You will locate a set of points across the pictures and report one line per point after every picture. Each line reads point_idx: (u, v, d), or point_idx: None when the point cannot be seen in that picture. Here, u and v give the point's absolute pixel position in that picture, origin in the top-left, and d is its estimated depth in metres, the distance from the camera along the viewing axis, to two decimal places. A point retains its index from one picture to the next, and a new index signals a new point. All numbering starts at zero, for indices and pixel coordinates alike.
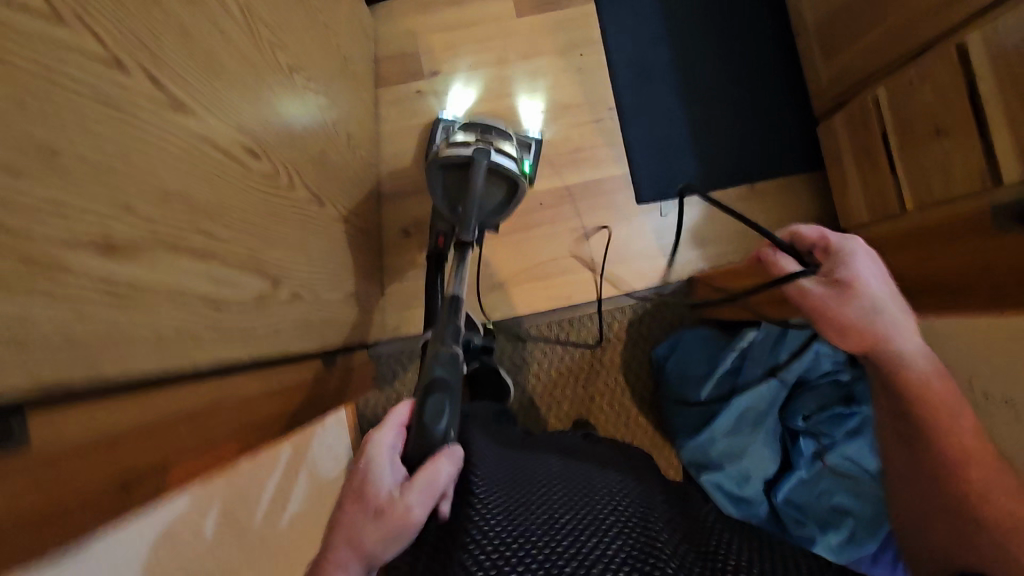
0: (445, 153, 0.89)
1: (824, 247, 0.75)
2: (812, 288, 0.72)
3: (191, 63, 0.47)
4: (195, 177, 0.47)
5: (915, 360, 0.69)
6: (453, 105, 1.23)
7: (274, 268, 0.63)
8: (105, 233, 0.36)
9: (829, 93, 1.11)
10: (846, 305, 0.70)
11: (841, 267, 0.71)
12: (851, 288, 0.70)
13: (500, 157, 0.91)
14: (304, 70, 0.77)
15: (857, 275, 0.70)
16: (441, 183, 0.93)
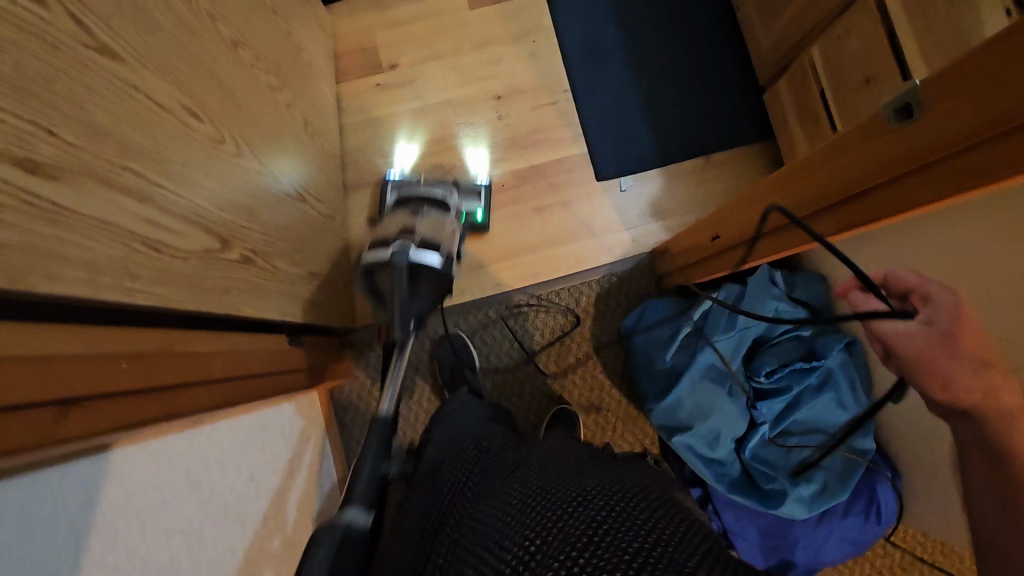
0: (366, 259, 0.90)
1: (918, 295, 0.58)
2: (906, 330, 0.56)
3: (120, 12, 0.50)
4: (127, 120, 0.49)
5: (1022, 438, 0.50)
6: (401, 159, 1.25)
7: (221, 224, 0.64)
8: (31, 150, 0.38)
9: (770, 60, 1.16)
10: (948, 361, 0.52)
11: (944, 319, 0.54)
12: (960, 342, 0.52)
13: (422, 255, 0.89)
14: (251, 49, 0.79)
15: (964, 332, 0.52)
16: (367, 285, 0.93)
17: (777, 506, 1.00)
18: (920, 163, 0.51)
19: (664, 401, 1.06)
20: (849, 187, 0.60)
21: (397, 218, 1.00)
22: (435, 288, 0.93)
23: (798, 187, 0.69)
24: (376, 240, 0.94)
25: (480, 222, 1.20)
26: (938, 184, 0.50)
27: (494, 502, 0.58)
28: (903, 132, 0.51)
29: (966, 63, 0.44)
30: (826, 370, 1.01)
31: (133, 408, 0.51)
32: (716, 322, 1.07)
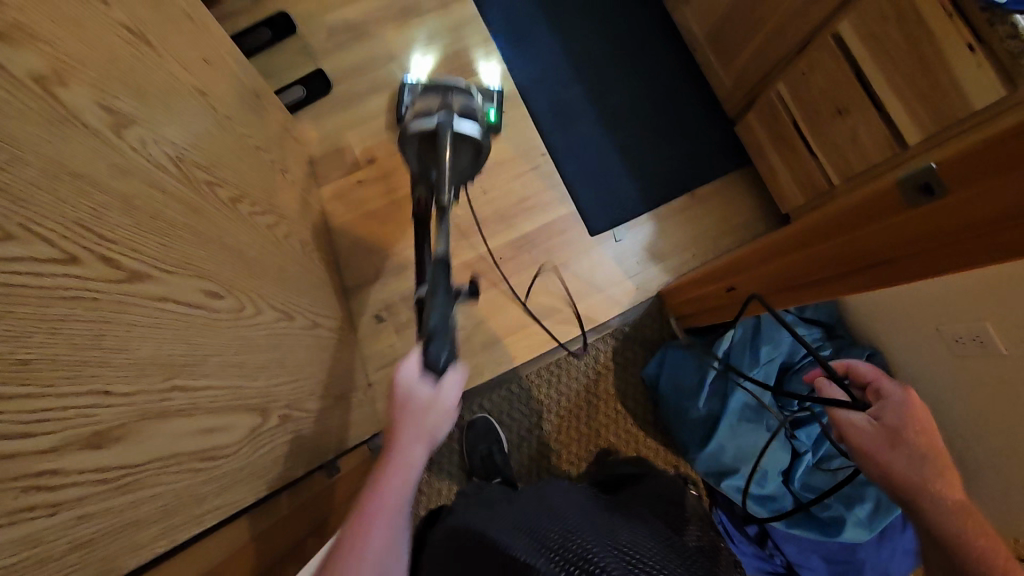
0: (412, 127, 0.91)
1: (876, 387, 0.81)
2: (858, 422, 0.78)
3: (138, 230, 0.48)
4: (165, 337, 0.48)
5: (955, 512, 0.70)
6: (416, 69, 1.29)
7: (258, 396, 0.63)
8: (96, 423, 0.37)
9: (735, 95, 1.20)
10: (892, 451, 0.74)
11: (888, 414, 0.77)
12: (899, 434, 0.75)
13: (462, 124, 0.91)
14: (247, 197, 0.78)
15: (906, 425, 0.75)
16: (414, 155, 0.94)
17: (840, 534, 0.99)
18: (933, 239, 0.54)
19: (706, 447, 1.06)
20: (867, 253, 0.62)
21: (429, 99, 1.00)
22: (474, 157, 0.95)
23: (808, 246, 0.72)
24: (417, 115, 0.96)
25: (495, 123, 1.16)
26: (951, 258, 0.54)
27: (513, 525, 0.66)
28: (907, 211, 0.55)
29: (969, 157, 0.47)
30: None
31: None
32: (740, 360, 1.08)
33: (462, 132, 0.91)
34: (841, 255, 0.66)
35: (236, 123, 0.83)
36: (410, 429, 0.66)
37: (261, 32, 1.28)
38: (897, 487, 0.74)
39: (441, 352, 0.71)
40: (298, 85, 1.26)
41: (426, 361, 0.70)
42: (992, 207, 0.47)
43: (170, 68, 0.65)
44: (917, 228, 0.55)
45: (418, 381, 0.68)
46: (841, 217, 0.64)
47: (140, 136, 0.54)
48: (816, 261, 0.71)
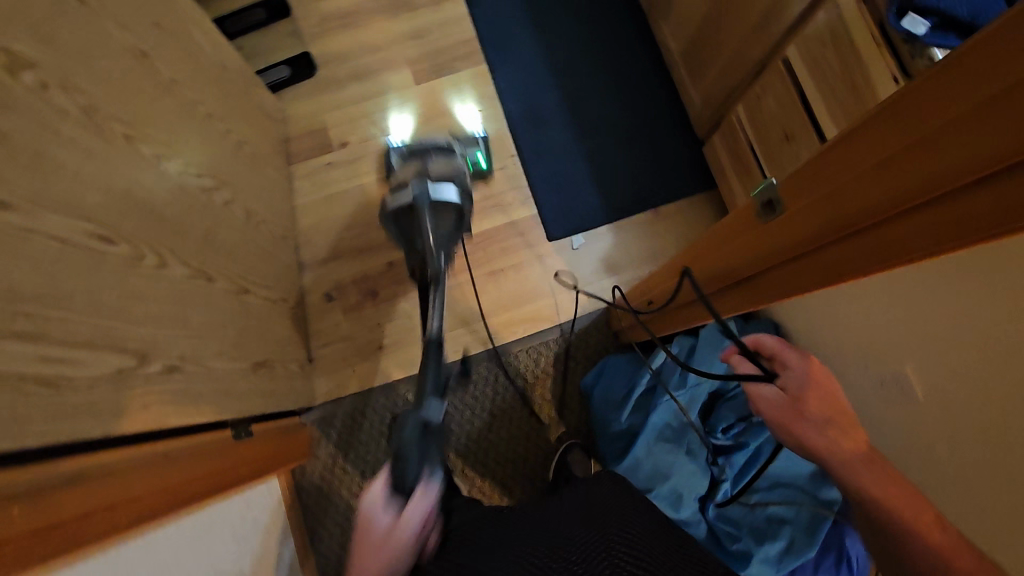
0: (391, 206, 0.95)
1: (778, 356, 0.67)
2: (770, 398, 0.67)
3: (13, 162, 0.52)
4: (21, 263, 0.51)
5: (867, 466, 0.64)
6: (397, 131, 1.31)
7: (137, 341, 0.65)
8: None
9: (703, 115, 1.19)
10: (802, 423, 0.65)
11: (794, 384, 0.65)
12: (806, 406, 0.64)
13: (441, 191, 0.95)
14: (180, 158, 0.82)
15: (811, 393, 0.64)
16: (399, 228, 0.98)
17: (745, 568, 0.96)
18: (853, 228, 0.44)
19: (624, 460, 1.04)
20: (797, 247, 0.52)
21: (410, 166, 1.05)
22: (457, 223, 0.97)
23: (735, 250, 0.64)
24: (397, 185, 1.00)
25: (484, 169, 1.26)
26: (854, 259, 0.46)
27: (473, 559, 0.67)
28: (802, 204, 0.48)
29: (879, 117, 0.37)
30: None
31: (48, 547, 0.50)
32: (670, 379, 1.06)
33: (439, 199, 0.95)
34: (770, 254, 0.57)
35: (184, 88, 0.87)
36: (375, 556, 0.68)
37: (257, 13, 1.34)
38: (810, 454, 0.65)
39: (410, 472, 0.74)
40: (283, 65, 1.31)
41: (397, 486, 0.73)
42: (918, 183, 0.36)
43: (105, 27, 0.70)
44: (838, 212, 0.44)
45: (380, 510, 0.71)
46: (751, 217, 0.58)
47: (42, 81, 0.58)
48: (747, 261, 0.63)
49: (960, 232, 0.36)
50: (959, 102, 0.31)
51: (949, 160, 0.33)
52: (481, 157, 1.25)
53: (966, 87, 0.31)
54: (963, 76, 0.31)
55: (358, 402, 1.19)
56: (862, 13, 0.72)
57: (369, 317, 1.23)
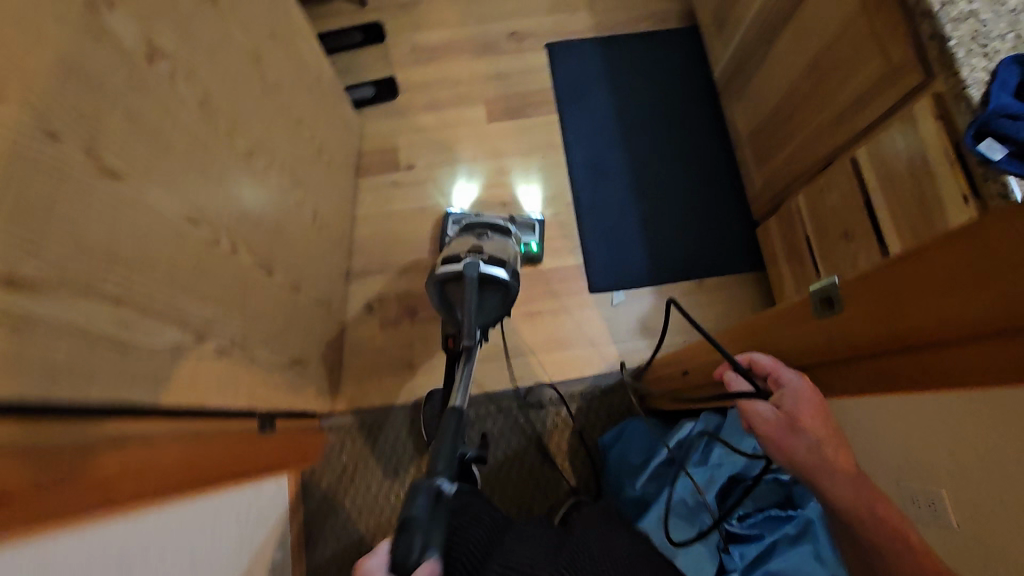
0: (440, 271, 0.95)
1: (774, 376, 0.64)
2: (764, 412, 0.62)
3: (134, 139, 0.57)
4: (122, 230, 0.55)
5: (858, 494, 0.56)
6: (459, 199, 1.35)
7: (201, 320, 0.69)
8: (28, 270, 0.45)
9: (762, 198, 1.21)
10: (794, 437, 0.59)
11: (785, 400, 0.61)
12: (799, 422, 0.59)
13: (491, 269, 0.94)
14: (268, 157, 0.88)
15: (804, 411, 0.59)
16: (441, 294, 0.97)
17: None
18: (884, 347, 0.47)
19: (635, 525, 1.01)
20: (827, 352, 0.55)
21: (465, 241, 1.05)
22: (502, 301, 0.96)
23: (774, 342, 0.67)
24: (447, 257, 1.01)
25: (535, 254, 1.28)
26: (885, 374, 0.49)
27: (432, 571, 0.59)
28: (843, 316, 0.50)
29: (922, 252, 0.41)
30: (801, 521, 0.94)
31: (80, 502, 0.52)
32: (690, 454, 1.05)
33: (489, 275, 0.94)
34: (804, 351, 0.60)
35: (283, 92, 0.94)
36: None
37: (355, 36, 1.44)
38: (802, 471, 0.60)
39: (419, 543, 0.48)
40: (369, 85, 1.40)
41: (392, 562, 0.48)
42: (955, 319, 0.39)
43: (233, 32, 0.77)
44: (870, 329, 0.47)
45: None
46: (791, 315, 0.61)
47: (173, 72, 0.64)
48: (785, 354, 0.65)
49: (987, 370, 0.39)
50: (1003, 258, 0.34)
51: (988, 304, 0.36)
52: (534, 244, 1.27)
53: (1007, 246, 0.34)
54: (1006, 236, 0.34)
55: (379, 416, 1.21)
56: (940, 130, 0.73)
57: (404, 334, 1.26)
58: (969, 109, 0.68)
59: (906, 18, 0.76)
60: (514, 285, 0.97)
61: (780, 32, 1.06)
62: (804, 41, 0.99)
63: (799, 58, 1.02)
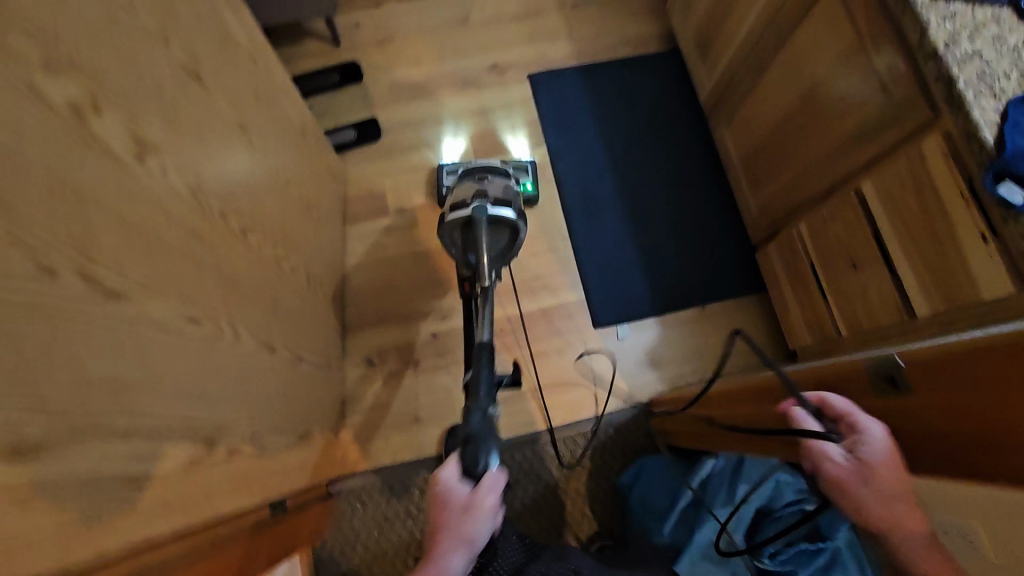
0: (449, 218, 0.98)
1: (849, 422, 0.57)
2: (833, 458, 0.56)
3: (130, 250, 0.52)
4: (124, 356, 0.50)
5: (929, 552, 0.55)
6: (448, 153, 1.37)
7: (208, 425, 0.64)
8: (29, 434, 0.40)
9: (758, 223, 1.21)
10: (869, 493, 0.54)
11: (864, 451, 0.55)
12: (877, 478, 0.54)
13: (498, 211, 0.97)
14: (260, 229, 0.83)
15: (886, 467, 0.54)
16: (454, 239, 1.01)
17: None
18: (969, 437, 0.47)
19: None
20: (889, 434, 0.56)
21: (467, 184, 1.08)
22: (511, 240, 1.00)
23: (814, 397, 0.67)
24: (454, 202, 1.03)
25: (530, 194, 1.30)
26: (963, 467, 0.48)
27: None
28: (910, 397, 0.53)
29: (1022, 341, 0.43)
30: (831, 552, 0.95)
31: None
32: (715, 493, 1.03)
33: (497, 217, 0.97)
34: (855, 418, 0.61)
35: (270, 157, 0.89)
36: (455, 536, 0.65)
37: (331, 76, 1.40)
38: (871, 525, 0.56)
39: (484, 455, 0.73)
40: (350, 128, 1.35)
41: (466, 463, 0.72)
42: None
43: (219, 104, 0.72)
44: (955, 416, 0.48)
45: (457, 484, 0.70)
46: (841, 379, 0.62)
47: (164, 165, 0.59)
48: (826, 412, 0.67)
49: None
50: None
51: None
52: (529, 184, 1.30)
53: None
54: None
55: (389, 476, 1.16)
56: (951, 169, 0.73)
57: (408, 387, 1.22)
58: (982, 150, 0.68)
59: (908, 57, 0.76)
60: (523, 226, 1.00)
61: (769, 61, 1.06)
62: (797, 73, 0.99)
63: (792, 89, 1.01)
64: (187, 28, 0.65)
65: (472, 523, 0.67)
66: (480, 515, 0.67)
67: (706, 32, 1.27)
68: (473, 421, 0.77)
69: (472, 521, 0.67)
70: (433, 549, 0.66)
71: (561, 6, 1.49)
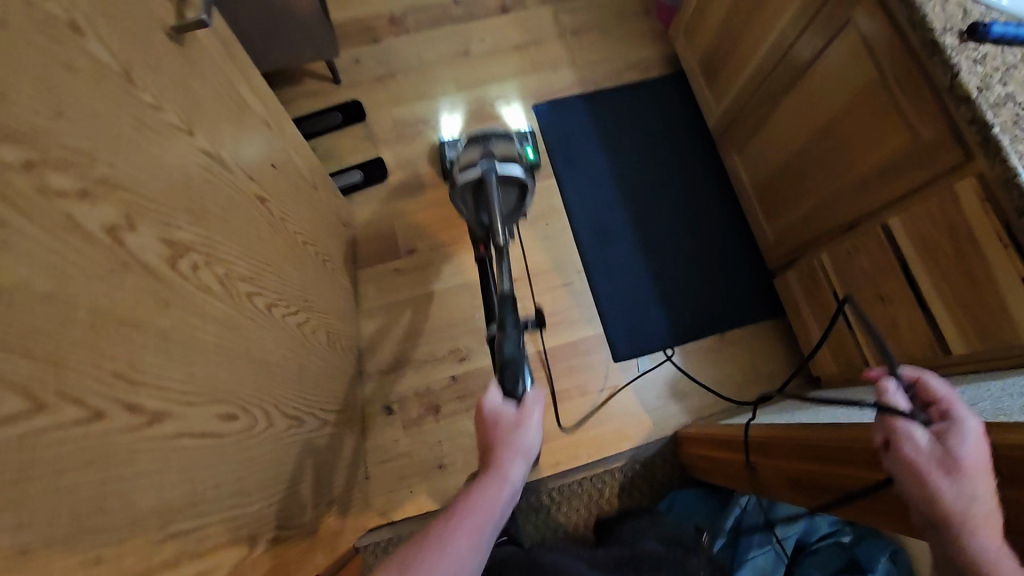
0: (460, 181, 1.01)
1: (942, 411, 0.57)
2: (915, 433, 0.55)
3: (169, 363, 0.50)
4: (170, 478, 0.48)
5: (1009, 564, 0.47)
6: (448, 132, 1.39)
7: (248, 523, 0.62)
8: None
9: (775, 250, 1.20)
10: (949, 475, 0.52)
11: (952, 439, 0.54)
12: (961, 460, 0.52)
13: (507, 169, 1.00)
14: (284, 299, 0.81)
15: (975, 455, 0.52)
16: (466, 202, 1.04)
17: None
18: None
19: None
20: None
21: (471, 148, 1.09)
22: (520, 196, 1.05)
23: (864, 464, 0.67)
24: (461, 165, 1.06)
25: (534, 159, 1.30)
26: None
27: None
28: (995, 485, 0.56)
29: None
30: None
31: None
32: (749, 533, 1.02)
33: (505, 174, 1.01)
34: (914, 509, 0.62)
35: (288, 220, 0.87)
36: (509, 447, 0.68)
37: (333, 116, 1.37)
38: (939, 517, 0.51)
39: (519, 381, 0.78)
40: (356, 169, 1.33)
41: (505, 386, 0.78)
42: None
43: (239, 179, 0.70)
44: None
45: (503, 406, 0.73)
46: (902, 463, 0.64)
47: (194, 262, 0.56)
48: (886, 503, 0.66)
49: None
50: None
51: None
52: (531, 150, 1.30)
53: None
54: None
55: (416, 529, 1.12)
56: (987, 210, 0.72)
57: (430, 434, 1.19)
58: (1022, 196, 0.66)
59: (936, 98, 0.75)
60: (531, 182, 1.04)
61: (784, 90, 1.05)
62: (814, 105, 0.98)
63: (808, 120, 1.00)
64: (207, 110, 0.64)
65: (519, 441, 0.69)
66: (526, 438, 0.70)
67: (712, 57, 1.26)
68: (506, 347, 0.83)
69: (524, 433, 0.70)
70: (490, 457, 0.69)
71: (561, 35, 1.48)
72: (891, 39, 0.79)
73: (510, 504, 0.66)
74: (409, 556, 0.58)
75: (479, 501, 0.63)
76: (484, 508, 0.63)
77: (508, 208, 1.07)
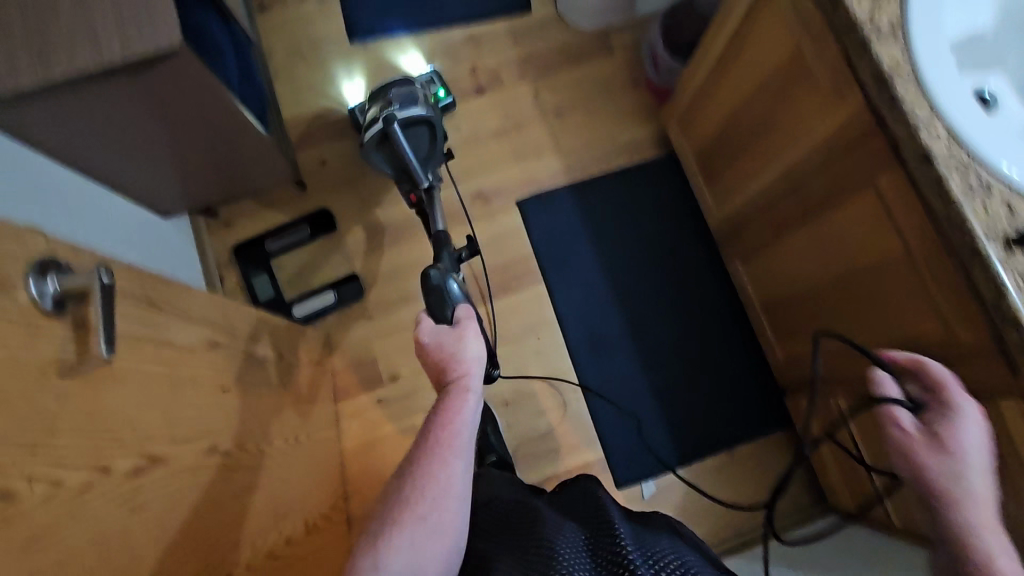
0: (367, 139, 0.99)
1: (934, 391, 0.69)
2: (906, 422, 0.67)
3: None
4: None
5: (981, 522, 0.60)
6: (351, 97, 1.35)
7: None
8: None
9: (786, 372, 1.12)
10: (934, 454, 0.64)
11: (941, 422, 0.66)
12: (943, 440, 0.64)
13: (407, 111, 1.00)
14: (252, 545, 0.72)
15: (954, 433, 0.64)
16: (383, 159, 1.03)
17: None
18: None
19: None
20: None
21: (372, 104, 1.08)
22: (431, 134, 1.04)
23: None
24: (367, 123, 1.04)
25: (446, 101, 1.30)
26: None
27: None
28: None
29: None
30: None
31: None
32: None
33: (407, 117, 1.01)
34: None
35: (246, 437, 0.78)
36: (465, 364, 0.73)
37: (301, 229, 1.26)
38: (926, 488, 0.64)
39: (448, 308, 0.79)
40: (329, 291, 1.23)
41: (436, 316, 0.79)
42: None
43: (179, 455, 0.61)
44: None
45: (439, 331, 0.76)
46: None
47: None
48: None
49: None
50: None
51: None
52: (441, 91, 1.30)
53: None
54: None
55: None
56: None
57: None
58: None
59: (975, 299, 0.65)
60: (436, 115, 1.04)
61: (792, 224, 0.94)
62: (825, 251, 0.88)
63: (819, 264, 0.90)
64: (128, 417, 0.54)
65: (462, 359, 0.73)
66: (469, 343, 0.75)
67: (710, 157, 1.14)
68: (432, 292, 0.80)
69: (465, 343, 0.74)
70: (445, 377, 0.73)
71: (543, 116, 1.36)
72: (920, 222, 0.69)
73: (478, 408, 0.72)
74: (403, 488, 0.65)
75: (455, 416, 0.69)
76: (459, 421, 0.68)
77: (424, 148, 1.05)
